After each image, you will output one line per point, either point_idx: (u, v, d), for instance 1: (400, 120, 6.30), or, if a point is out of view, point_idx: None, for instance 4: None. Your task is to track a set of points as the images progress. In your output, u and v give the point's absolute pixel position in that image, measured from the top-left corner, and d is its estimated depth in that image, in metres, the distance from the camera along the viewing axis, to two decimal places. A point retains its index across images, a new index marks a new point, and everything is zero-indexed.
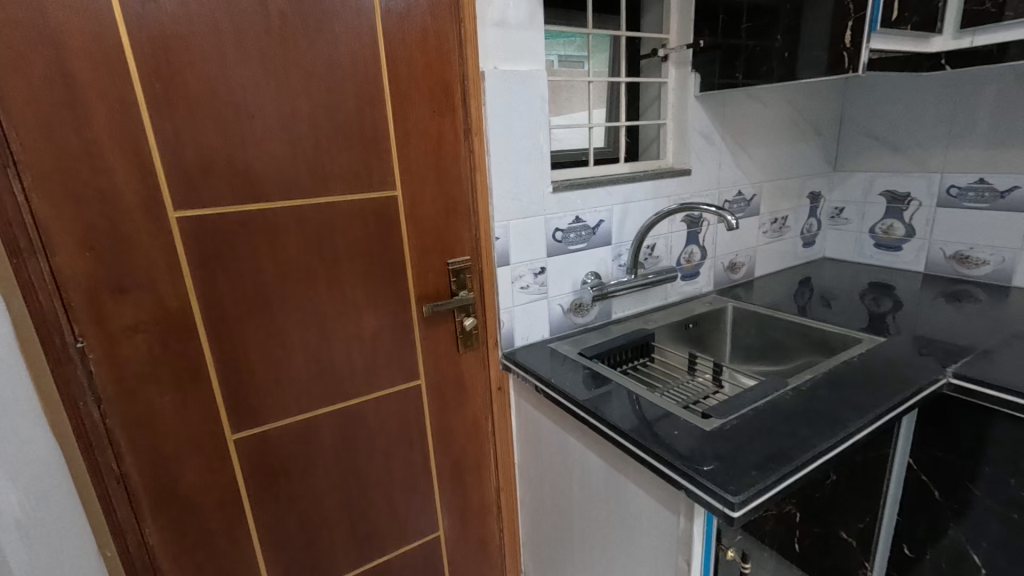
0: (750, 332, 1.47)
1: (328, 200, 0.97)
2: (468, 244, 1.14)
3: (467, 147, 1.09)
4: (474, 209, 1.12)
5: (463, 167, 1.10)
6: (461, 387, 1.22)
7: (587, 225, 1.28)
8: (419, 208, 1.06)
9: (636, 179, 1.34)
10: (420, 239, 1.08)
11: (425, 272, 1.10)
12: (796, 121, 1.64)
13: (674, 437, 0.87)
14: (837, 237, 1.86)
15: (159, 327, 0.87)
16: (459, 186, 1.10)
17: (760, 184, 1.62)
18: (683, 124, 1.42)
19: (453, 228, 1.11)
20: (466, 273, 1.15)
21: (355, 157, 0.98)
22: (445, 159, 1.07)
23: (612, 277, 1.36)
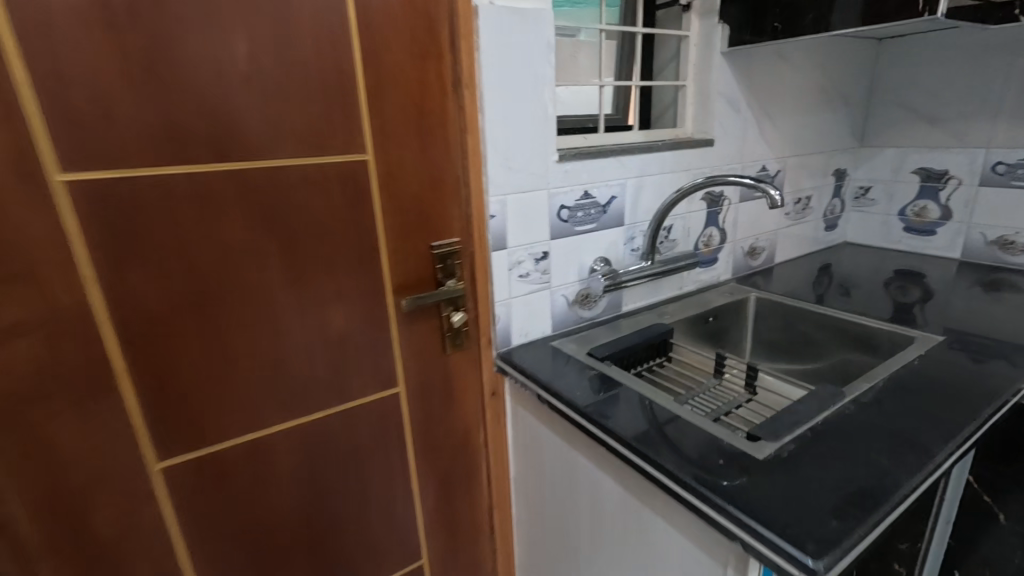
0: (775, 326, 1.30)
1: (278, 165, 0.76)
2: (457, 223, 0.94)
3: (456, 103, 0.88)
4: (465, 181, 0.92)
5: (451, 128, 0.89)
6: (448, 393, 1.03)
7: (597, 202, 1.09)
8: (396, 178, 0.85)
9: (654, 148, 1.14)
10: (398, 218, 0.87)
11: (405, 259, 0.90)
12: (826, 87, 1.46)
13: (680, 439, 0.75)
14: (860, 219, 1.70)
15: (48, 329, 0.66)
16: (446, 151, 0.89)
17: (785, 158, 1.44)
18: (706, 85, 1.22)
19: (439, 204, 0.91)
20: (454, 259, 0.95)
21: (313, 111, 0.76)
22: (428, 117, 0.86)
23: (624, 263, 1.17)
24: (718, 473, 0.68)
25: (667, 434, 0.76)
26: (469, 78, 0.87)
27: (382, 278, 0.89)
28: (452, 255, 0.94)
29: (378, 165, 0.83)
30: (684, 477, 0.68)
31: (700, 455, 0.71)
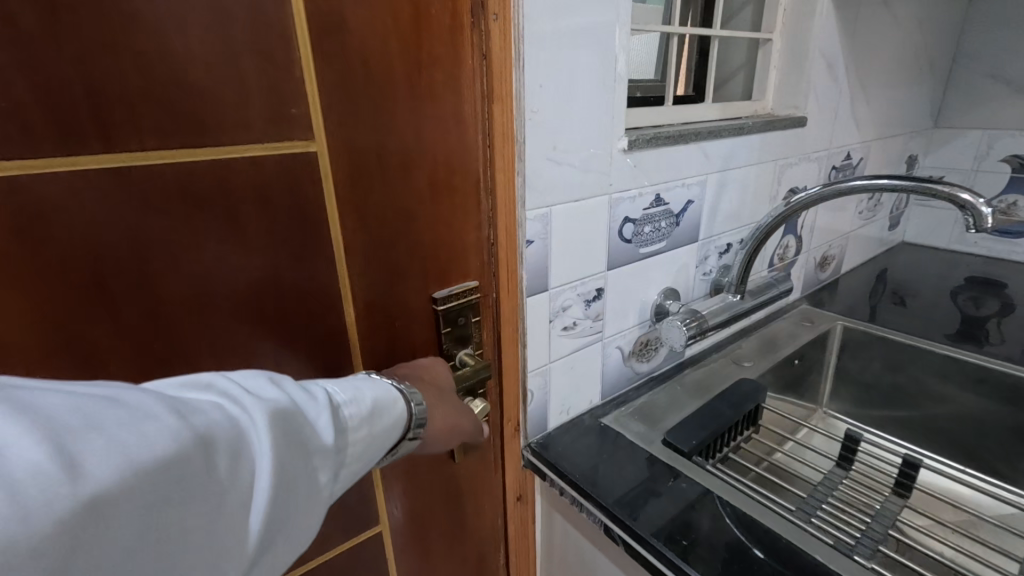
0: (869, 367, 1.00)
1: (117, 165, 0.35)
2: (473, 255, 0.57)
3: (475, 47, 0.49)
4: (486, 185, 0.54)
5: (465, 93, 0.50)
6: (456, 512, 0.67)
7: (669, 210, 0.73)
8: (374, 185, 0.47)
9: (742, 130, 0.79)
10: (375, 255, 0.49)
11: (385, 322, 0.52)
12: (918, 51, 1.14)
13: (769, 538, 0.56)
14: (925, 216, 1.42)
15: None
16: (457, 134, 0.51)
17: (869, 143, 1.12)
18: (804, 40, 0.87)
19: (444, 226, 0.53)
20: (469, 315, 0.58)
21: (192, 44, 0.35)
22: (430, 71, 0.47)
23: (693, 293, 0.83)
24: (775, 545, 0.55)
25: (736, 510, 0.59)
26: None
27: (346, 360, 0.50)
28: (466, 312, 0.58)
29: (334, 163, 0.44)
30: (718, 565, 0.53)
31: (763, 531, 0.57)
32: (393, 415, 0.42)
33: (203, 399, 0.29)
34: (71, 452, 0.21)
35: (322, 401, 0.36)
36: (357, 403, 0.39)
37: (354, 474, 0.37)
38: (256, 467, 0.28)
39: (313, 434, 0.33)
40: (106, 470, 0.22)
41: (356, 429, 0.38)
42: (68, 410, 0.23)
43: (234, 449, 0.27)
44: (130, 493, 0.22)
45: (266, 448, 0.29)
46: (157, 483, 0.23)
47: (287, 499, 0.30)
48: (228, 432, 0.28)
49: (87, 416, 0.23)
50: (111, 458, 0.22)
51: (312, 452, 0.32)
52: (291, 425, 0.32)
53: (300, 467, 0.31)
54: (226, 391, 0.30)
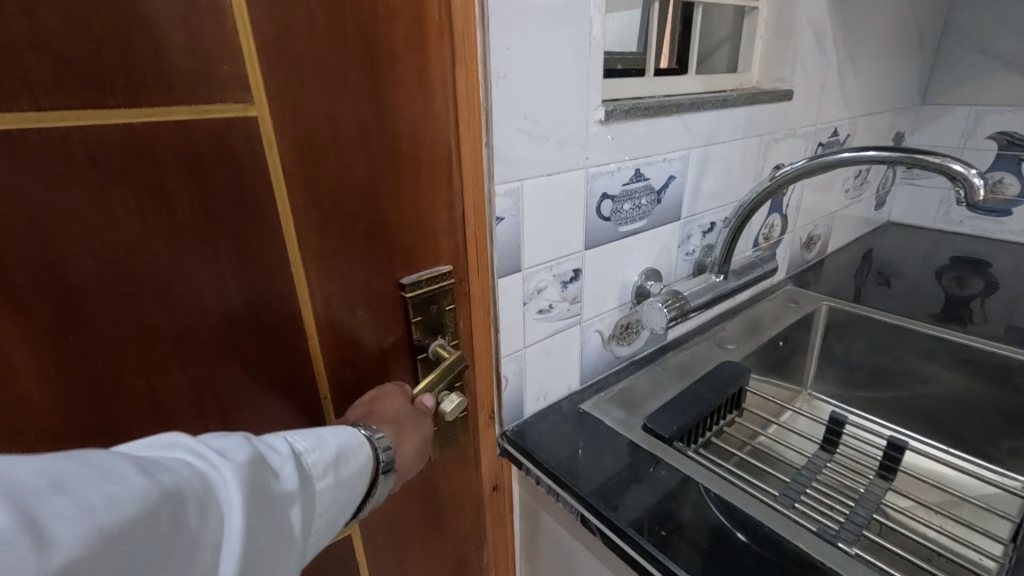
0: (854, 349, 0.98)
1: (6, 128, 0.30)
2: (443, 232, 0.52)
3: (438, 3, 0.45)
4: (457, 160, 0.50)
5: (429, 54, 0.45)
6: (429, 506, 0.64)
7: (650, 186, 0.70)
8: (325, 159, 0.43)
9: (726, 103, 0.75)
10: (331, 238, 0.45)
11: (345, 304, 0.48)
12: (908, 23, 1.11)
13: (750, 525, 0.54)
14: (911, 195, 1.40)
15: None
16: (420, 96, 0.46)
17: (857, 119, 1.09)
18: (792, 9, 0.83)
19: (410, 204, 0.49)
20: (442, 303, 0.55)
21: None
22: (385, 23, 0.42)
23: (675, 274, 0.80)
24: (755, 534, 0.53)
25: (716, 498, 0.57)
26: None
27: (302, 347, 0.47)
28: (436, 300, 0.54)
29: (276, 133, 0.40)
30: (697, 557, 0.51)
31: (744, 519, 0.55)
32: (364, 461, 0.41)
33: (172, 456, 0.29)
34: (37, 522, 0.21)
35: (290, 450, 0.35)
36: (321, 450, 0.38)
37: (320, 523, 0.36)
38: (222, 520, 0.28)
39: (280, 484, 0.33)
40: (69, 541, 0.21)
41: (325, 477, 0.37)
42: (34, 474, 0.23)
43: (201, 505, 0.27)
44: (97, 558, 0.22)
45: (232, 502, 0.29)
46: (120, 545, 0.23)
47: (253, 552, 0.30)
48: (194, 488, 0.27)
49: (52, 480, 0.23)
50: (76, 527, 0.22)
51: (278, 503, 0.32)
52: (255, 478, 0.31)
53: (266, 521, 0.31)
54: (193, 447, 0.30)
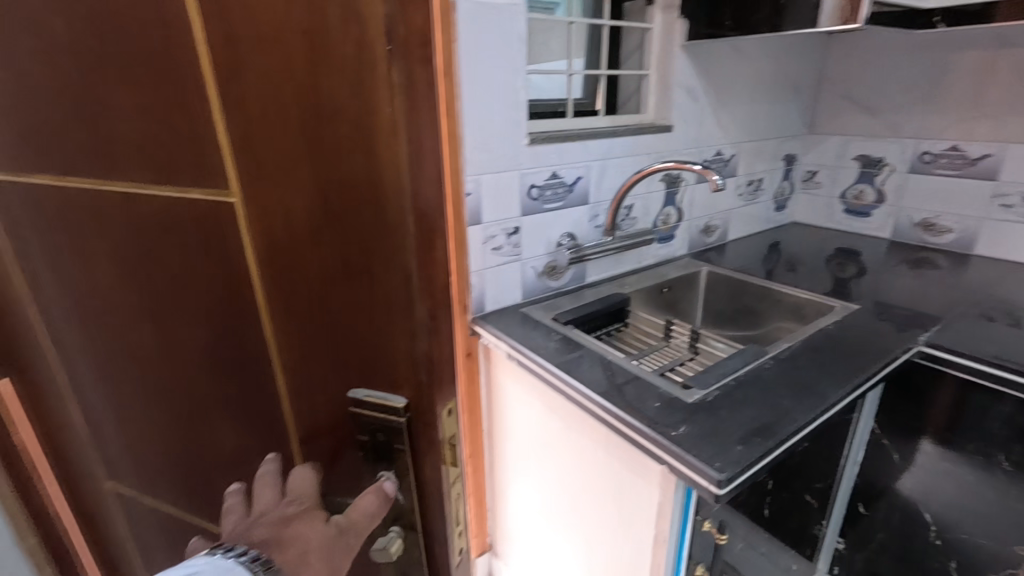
0: (723, 298, 1.45)
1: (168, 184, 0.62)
2: (399, 325, 0.61)
3: (387, 92, 0.52)
4: (425, 226, 0.57)
5: (384, 132, 0.53)
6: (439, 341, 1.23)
7: (564, 181, 1.20)
8: (289, 237, 0.59)
9: (616, 134, 1.25)
10: (299, 274, 0.61)
11: (305, 348, 0.65)
12: (778, 79, 1.59)
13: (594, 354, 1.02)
14: (808, 201, 1.85)
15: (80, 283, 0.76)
16: (374, 218, 0.57)
17: (739, 144, 1.56)
18: (668, 76, 1.33)
19: (378, 253, 0.58)
20: (389, 438, 0.68)
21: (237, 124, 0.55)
22: (353, 161, 0.55)
23: (588, 238, 1.30)
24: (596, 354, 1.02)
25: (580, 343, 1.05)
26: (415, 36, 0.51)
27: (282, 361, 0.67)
28: (390, 432, 0.67)
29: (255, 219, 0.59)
30: (560, 360, 1.00)
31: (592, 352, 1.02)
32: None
33: None
34: None
35: None
36: None
37: None
38: None
39: None
40: None
41: None
42: None
43: None
44: None
45: None
46: None
47: None
48: None
49: None
50: None
51: None
52: None
53: None
54: None
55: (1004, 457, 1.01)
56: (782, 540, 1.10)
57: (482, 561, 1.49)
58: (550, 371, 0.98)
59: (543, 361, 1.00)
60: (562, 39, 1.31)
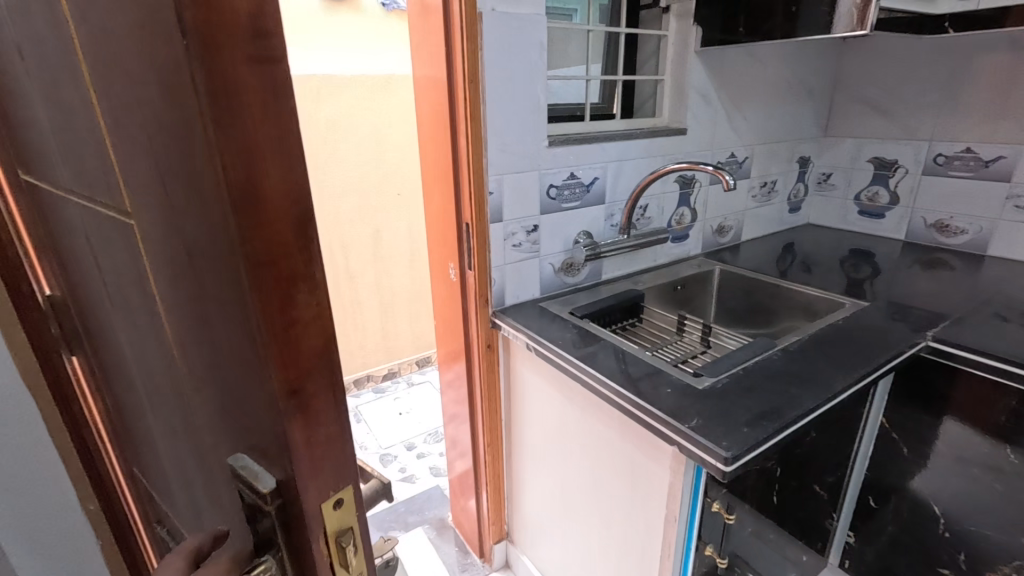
0: (735, 296, 1.49)
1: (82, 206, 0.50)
2: (269, 442, 0.35)
3: (190, 96, 0.27)
4: (285, 321, 0.32)
5: (198, 155, 0.29)
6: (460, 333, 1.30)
7: (581, 181, 1.26)
8: (169, 283, 0.39)
9: (631, 137, 1.30)
10: (190, 336, 0.40)
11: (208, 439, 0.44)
12: (792, 83, 1.62)
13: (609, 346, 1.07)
14: (822, 203, 1.88)
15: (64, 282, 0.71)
16: (217, 265, 0.32)
17: (753, 146, 1.60)
18: (682, 81, 1.38)
19: (230, 348, 0.35)
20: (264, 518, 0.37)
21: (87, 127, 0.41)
22: (181, 166, 0.31)
23: (604, 236, 1.35)
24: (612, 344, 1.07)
25: (596, 334, 1.11)
26: (267, 41, 0.28)
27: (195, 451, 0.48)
28: (264, 512, 0.37)
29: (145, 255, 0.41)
30: (578, 348, 1.06)
31: (607, 343, 1.07)
32: None
33: None
34: None
35: None
36: None
37: None
38: None
39: None
40: None
41: None
42: None
43: None
44: None
45: None
46: None
47: None
48: None
49: None
50: None
51: None
52: None
53: None
54: None
55: (1011, 450, 1.03)
56: (792, 531, 1.13)
57: (499, 547, 1.56)
58: (567, 359, 1.03)
59: (561, 349, 1.06)
60: (581, 45, 1.37)
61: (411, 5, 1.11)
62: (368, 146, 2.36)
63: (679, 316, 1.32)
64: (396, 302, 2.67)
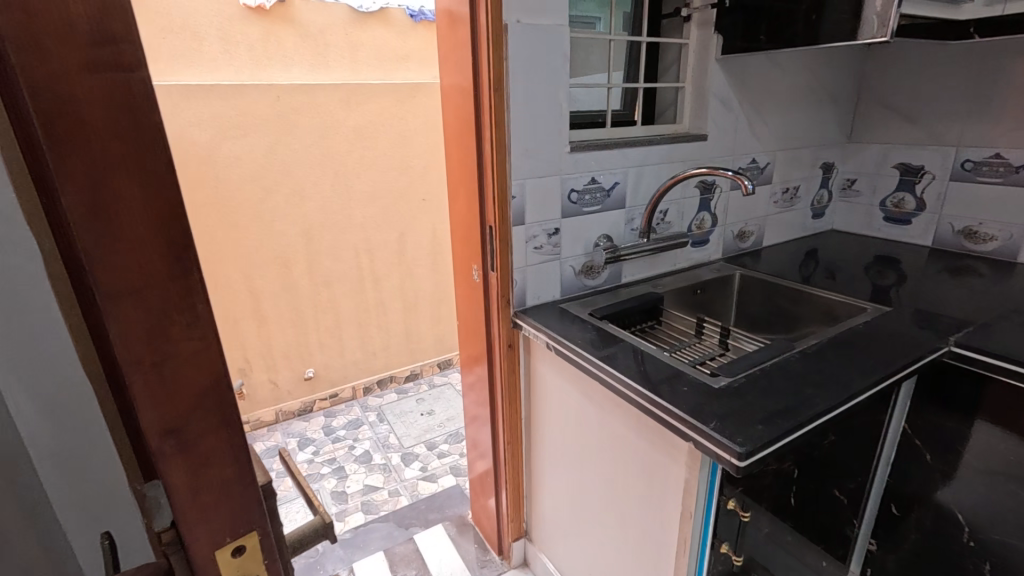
0: (756, 300, 1.49)
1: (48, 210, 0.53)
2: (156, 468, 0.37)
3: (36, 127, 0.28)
4: (154, 355, 0.34)
5: (53, 186, 0.30)
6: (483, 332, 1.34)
7: (602, 186, 1.29)
8: (83, 298, 0.42)
9: (652, 142, 1.33)
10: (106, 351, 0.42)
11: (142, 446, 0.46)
12: (814, 89, 1.63)
13: (628, 346, 1.09)
14: (847, 209, 1.87)
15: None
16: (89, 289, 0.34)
17: (775, 152, 1.60)
18: (703, 88, 1.41)
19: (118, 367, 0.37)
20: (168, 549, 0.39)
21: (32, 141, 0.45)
22: (52, 193, 0.33)
23: (624, 240, 1.38)
24: (630, 344, 1.10)
25: (614, 336, 1.13)
26: (108, 59, 0.29)
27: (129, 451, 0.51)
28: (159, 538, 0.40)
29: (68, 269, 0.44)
30: (597, 347, 1.09)
31: (625, 343, 1.10)
32: None
33: None
34: None
35: None
36: None
37: None
38: None
39: None
40: None
41: None
42: None
43: None
44: None
45: None
46: None
47: None
48: None
49: None
50: None
51: None
52: None
53: None
54: None
55: None
56: (810, 536, 1.13)
57: (517, 545, 1.59)
58: (586, 359, 1.06)
59: (580, 347, 1.09)
60: (602, 52, 1.41)
61: (441, 19, 1.17)
62: (394, 153, 2.43)
63: (697, 320, 1.34)
64: (419, 304, 2.73)
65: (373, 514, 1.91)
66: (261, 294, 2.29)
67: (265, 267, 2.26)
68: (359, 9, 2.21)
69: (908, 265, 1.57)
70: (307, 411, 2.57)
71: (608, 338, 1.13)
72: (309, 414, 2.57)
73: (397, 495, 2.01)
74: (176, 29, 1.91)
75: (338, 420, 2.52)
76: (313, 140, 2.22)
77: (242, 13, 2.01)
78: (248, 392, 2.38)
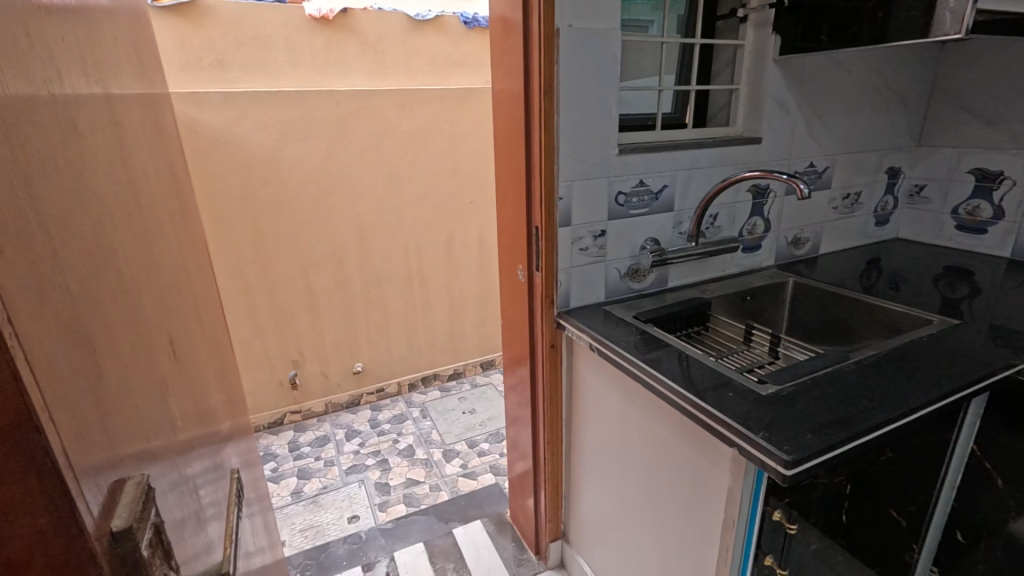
0: (811, 309, 1.44)
1: None
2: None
3: None
4: None
5: None
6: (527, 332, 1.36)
7: (650, 189, 1.28)
8: None
9: (703, 145, 1.31)
10: None
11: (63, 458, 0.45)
12: (880, 89, 1.55)
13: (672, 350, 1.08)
14: (914, 217, 1.77)
15: (192, 260, 0.83)
16: None
17: (834, 156, 1.54)
18: (759, 90, 1.37)
19: None
20: None
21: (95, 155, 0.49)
22: None
23: (672, 244, 1.36)
24: (676, 348, 1.08)
25: (658, 338, 1.13)
26: None
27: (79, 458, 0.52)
28: None
29: None
30: (641, 350, 1.08)
31: (670, 347, 1.09)
32: None
33: None
34: None
35: None
36: None
37: None
38: None
39: None
40: None
41: None
42: None
43: None
44: None
45: None
46: None
47: None
48: None
49: None
50: None
51: None
52: None
53: None
54: None
55: None
56: (864, 558, 1.07)
57: (555, 546, 1.59)
58: (629, 361, 1.06)
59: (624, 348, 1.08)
60: (652, 56, 1.40)
61: (495, 25, 1.20)
62: (445, 157, 2.50)
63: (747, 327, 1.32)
64: (465, 303, 2.78)
65: (415, 506, 1.96)
66: (316, 290, 2.40)
67: (320, 264, 2.37)
68: (416, 18, 2.29)
69: (983, 277, 1.46)
70: (355, 404, 2.67)
71: (653, 340, 1.12)
72: (357, 407, 2.67)
73: (438, 489, 2.05)
74: (246, 40, 2.04)
75: (384, 413, 2.61)
76: (368, 144, 2.32)
77: (308, 24, 2.12)
78: (302, 382, 2.50)
